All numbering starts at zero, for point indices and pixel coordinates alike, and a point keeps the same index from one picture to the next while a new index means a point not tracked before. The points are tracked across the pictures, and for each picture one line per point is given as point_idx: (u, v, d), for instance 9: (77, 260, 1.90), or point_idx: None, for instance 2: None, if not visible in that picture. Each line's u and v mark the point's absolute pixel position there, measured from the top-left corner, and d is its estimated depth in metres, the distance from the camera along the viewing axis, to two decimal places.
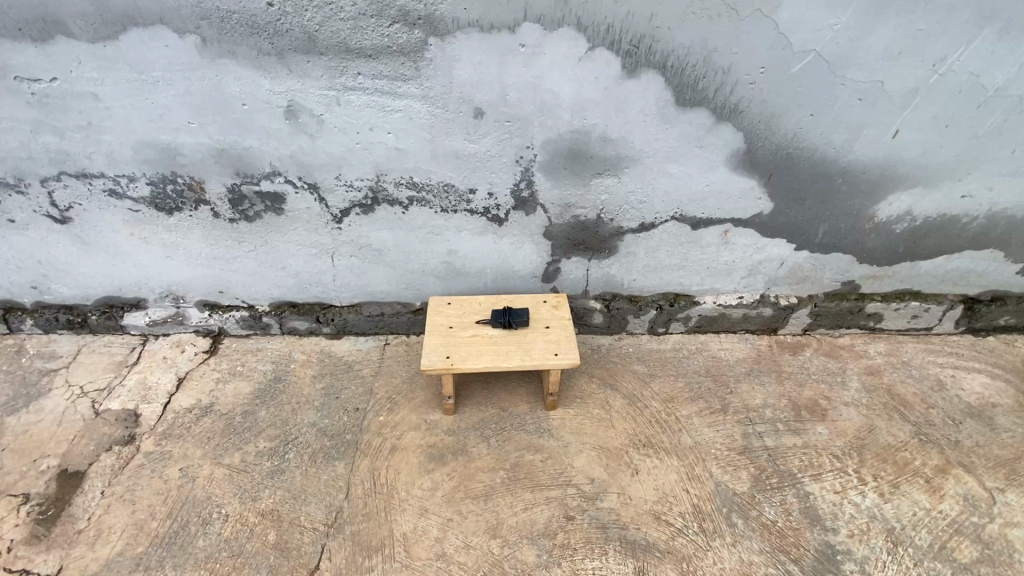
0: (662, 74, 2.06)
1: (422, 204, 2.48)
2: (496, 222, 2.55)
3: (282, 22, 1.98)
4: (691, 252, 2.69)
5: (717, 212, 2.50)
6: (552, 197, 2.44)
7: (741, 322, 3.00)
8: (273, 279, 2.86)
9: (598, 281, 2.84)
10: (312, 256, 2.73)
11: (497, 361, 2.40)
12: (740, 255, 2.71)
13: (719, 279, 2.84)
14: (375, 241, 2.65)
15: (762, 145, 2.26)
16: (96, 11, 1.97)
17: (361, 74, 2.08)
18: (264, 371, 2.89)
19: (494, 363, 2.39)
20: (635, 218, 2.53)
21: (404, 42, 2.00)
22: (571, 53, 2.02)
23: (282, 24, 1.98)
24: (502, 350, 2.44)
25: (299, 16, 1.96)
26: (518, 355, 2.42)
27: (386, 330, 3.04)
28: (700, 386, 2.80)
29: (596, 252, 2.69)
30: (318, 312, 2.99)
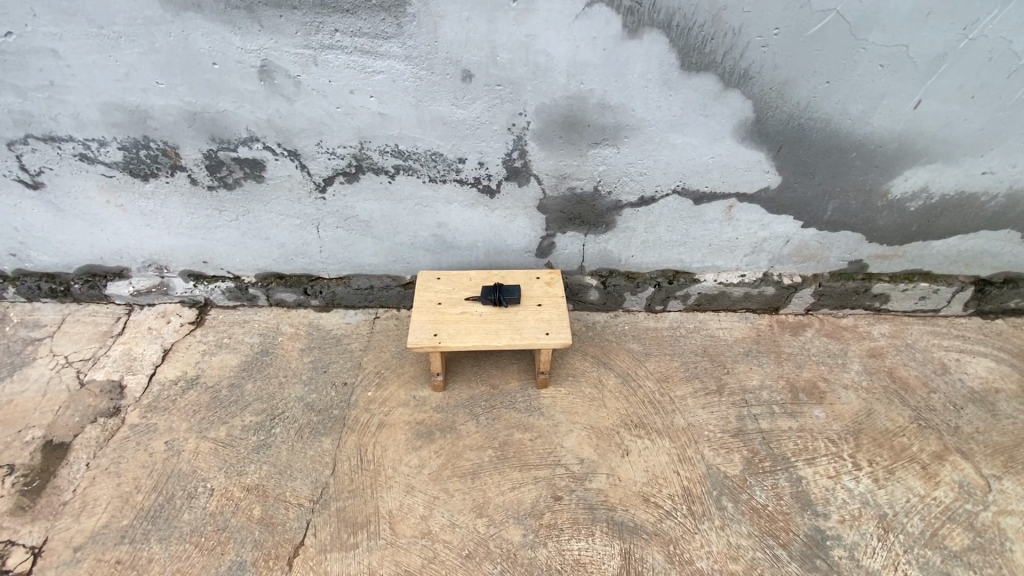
0: (666, 34, 1.88)
1: (410, 173, 2.35)
2: (488, 194, 2.42)
3: None
4: (693, 228, 2.57)
5: (721, 186, 2.36)
6: (546, 168, 2.31)
7: (742, 300, 2.90)
8: (257, 249, 2.76)
9: (594, 256, 2.74)
10: (297, 227, 2.62)
11: (485, 341, 2.33)
12: (743, 231, 2.59)
13: (720, 256, 2.72)
14: (361, 212, 2.53)
15: (773, 115, 2.10)
16: None
17: (337, 31, 1.92)
18: (251, 344, 2.83)
19: (481, 343, 2.32)
20: (634, 192, 2.40)
21: None
22: (567, 10, 1.84)
23: None
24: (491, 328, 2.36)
25: None
26: (507, 334, 2.35)
27: (375, 303, 2.96)
28: (696, 366, 2.74)
29: (592, 227, 2.57)
30: (305, 284, 2.91)
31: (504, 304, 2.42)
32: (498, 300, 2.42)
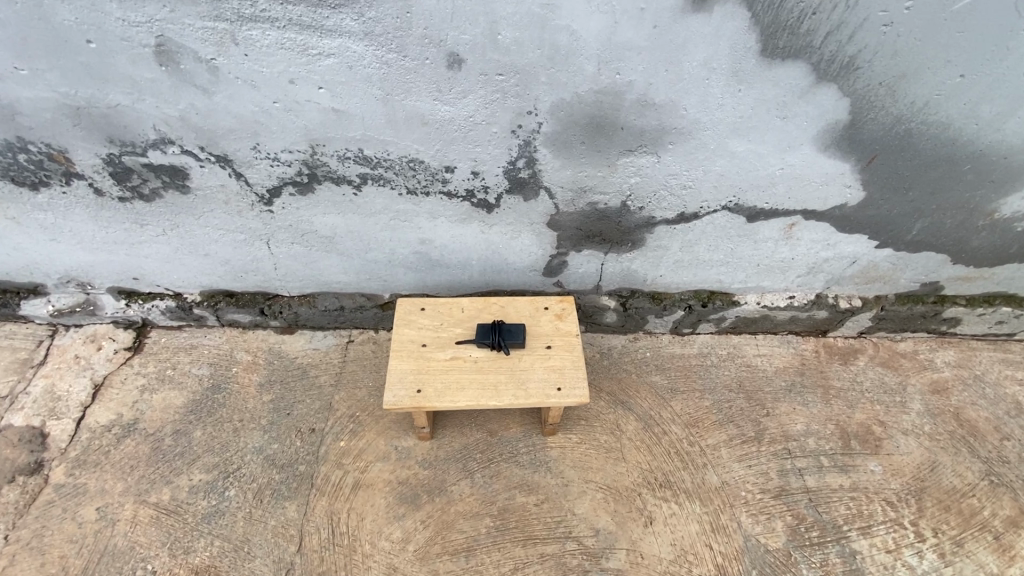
0: (748, 6, 1.28)
1: (381, 184, 1.78)
2: (484, 208, 1.87)
3: None
4: (740, 247, 2.05)
5: (786, 202, 1.83)
6: (561, 179, 1.75)
7: (785, 323, 2.44)
8: (197, 266, 2.23)
9: (614, 276, 2.23)
10: (242, 242, 2.08)
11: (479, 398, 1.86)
12: (802, 252, 2.08)
13: (768, 277, 2.23)
14: (322, 227, 1.98)
15: (873, 118, 1.54)
16: None
17: None
18: (199, 377, 2.37)
19: (474, 401, 1.85)
20: (673, 208, 1.86)
21: None
22: None
23: None
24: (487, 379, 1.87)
25: None
26: (507, 389, 1.87)
27: (348, 324, 2.48)
28: (731, 406, 2.31)
29: (615, 246, 2.05)
30: (262, 303, 2.41)
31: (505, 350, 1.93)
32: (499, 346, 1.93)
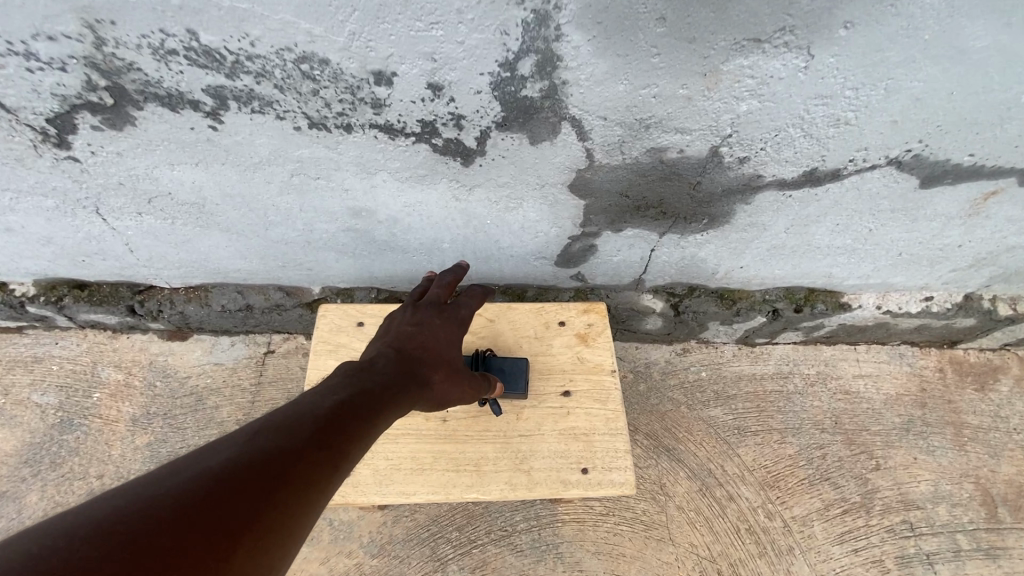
0: None
1: (255, 110, 0.92)
2: (455, 159, 1.02)
3: None
4: (886, 228, 1.24)
5: (1007, 152, 1.00)
6: (605, 103, 0.88)
7: (906, 333, 1.67)
8: (6, 247, 1.40)
9: (667, 268, 1.42)
10: (56, 212, 1.25)
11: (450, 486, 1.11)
12: (981, 235, 1.27)
13: (906, 270, 1.43)
14: (176, 189, 1.14)
15: None
16: None
17: None
18: (43, 409, 1.61)
19: (441, 492, 1.10)
20: (800, 161, 1.02)
21: None
22: None
23: None
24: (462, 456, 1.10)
25: None
26: (497, 473, 1.11)
27: (264, 328, 1.68)
28: (823, 456, 1.59)
29: (679, 225, 1.22)
30: (129, 299, 1.59)
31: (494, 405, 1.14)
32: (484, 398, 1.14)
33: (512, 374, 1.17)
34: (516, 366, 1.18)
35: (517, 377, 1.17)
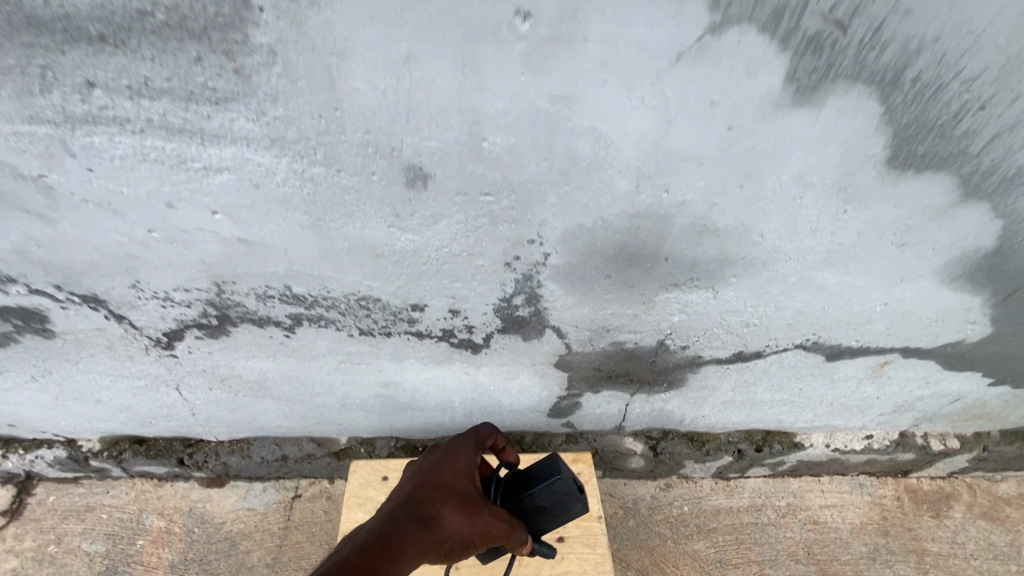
0: (883, 102, 0.78)
1: (322, 325, 1.26)
2: (466, 350, 1.35)
3: None
4: (813, 386, 1.54)
5: (883, 340, 1.32)
6: (576, 318, 1.23)
7: (859, 466, 1.89)
8: (89, 413, 1.68)
9: (642, 418, 1.70)
10: (143, 388, 1.54)
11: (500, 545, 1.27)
12: (892, 390, 1.56)
13: (841, 415, 1.70)
14: (247, 372, 1.45)
15: None
16: None
17: (93, 88, 0.77)
18: (91, 557, 1.78)
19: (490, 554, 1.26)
20: (729, 346, 1.34)
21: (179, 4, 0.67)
22: (655, 47, 0.71)
23: None
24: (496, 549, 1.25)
25: None
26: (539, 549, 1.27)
27: (293, 474, 1.90)
28: None
29: (645, 387, 1.52)
30: (180, 452, 1.83)
31: (549, 527, 1.22)
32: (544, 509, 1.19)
33: (566, 496, 1.18)
34: (570, 486, 1.17)
35: (574, 501, 1.18)
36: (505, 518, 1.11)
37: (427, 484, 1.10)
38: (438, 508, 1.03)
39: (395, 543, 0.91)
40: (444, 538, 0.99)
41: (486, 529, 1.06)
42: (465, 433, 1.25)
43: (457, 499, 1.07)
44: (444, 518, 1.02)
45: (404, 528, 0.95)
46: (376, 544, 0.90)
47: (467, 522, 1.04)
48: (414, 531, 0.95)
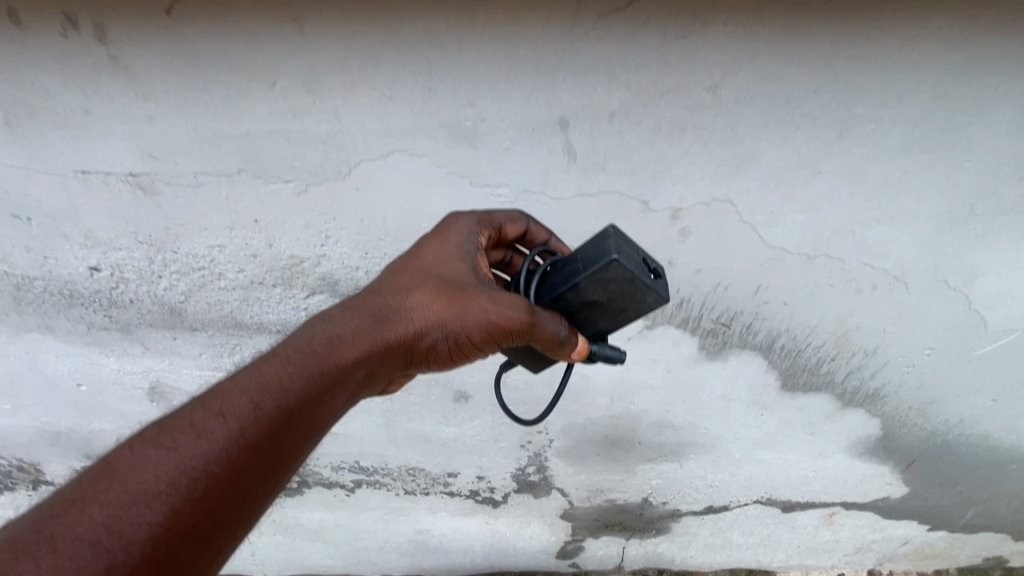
0: (765, 358, 1.20)
1: (377, 486, 1.61)
2: (488, 504, 1.68)
3: (121, 290, 1.10)
4: (778, 530, 1.82)
5: (823, 494, 1.65)
6: (575, 481, 1.58)
7: None
8: None
9: (638, 558, 1.96)
10: None
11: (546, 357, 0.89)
12: (847, 533, 1.84)
13: (811, 555, 1.95)
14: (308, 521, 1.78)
15: (905, 433, 1.41)
16: None
17: (265, 353, 1.22)
18: None
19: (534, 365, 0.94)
20: (700, 500, 1.66)
21: None
22: (615, 334, 1.15)
23: (122, 293, 1.10)
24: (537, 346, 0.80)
25: (149, 283, 1.08)
26: (596, 355, 0.86)
27: None
28: None
29: (636, 532, 1.80)
30: None
31: (611, 327, 0.84)
32: (584, 277, 0.77)
33: (623, 287, 0.77)
34: (632, 270, 0.75)
35: (641, 293, 0.77)
36: (515, 301, 0.75)
37: (380, 315, 0.73)
38: (393, 319, 0.74)
39: (270, 409, 0.62)
40: (392, 329, 0.73)
41: (481, 315, 0.75)
42: (464, 211, 0.85)
43: (433, 304, 0.75)
44: (409, 307, 0.75)
45: (317, 363, 0.66)
46: (269, 388, 0.63)
47: (442, 294, 0.76)
48: (349, 321, 0.71)
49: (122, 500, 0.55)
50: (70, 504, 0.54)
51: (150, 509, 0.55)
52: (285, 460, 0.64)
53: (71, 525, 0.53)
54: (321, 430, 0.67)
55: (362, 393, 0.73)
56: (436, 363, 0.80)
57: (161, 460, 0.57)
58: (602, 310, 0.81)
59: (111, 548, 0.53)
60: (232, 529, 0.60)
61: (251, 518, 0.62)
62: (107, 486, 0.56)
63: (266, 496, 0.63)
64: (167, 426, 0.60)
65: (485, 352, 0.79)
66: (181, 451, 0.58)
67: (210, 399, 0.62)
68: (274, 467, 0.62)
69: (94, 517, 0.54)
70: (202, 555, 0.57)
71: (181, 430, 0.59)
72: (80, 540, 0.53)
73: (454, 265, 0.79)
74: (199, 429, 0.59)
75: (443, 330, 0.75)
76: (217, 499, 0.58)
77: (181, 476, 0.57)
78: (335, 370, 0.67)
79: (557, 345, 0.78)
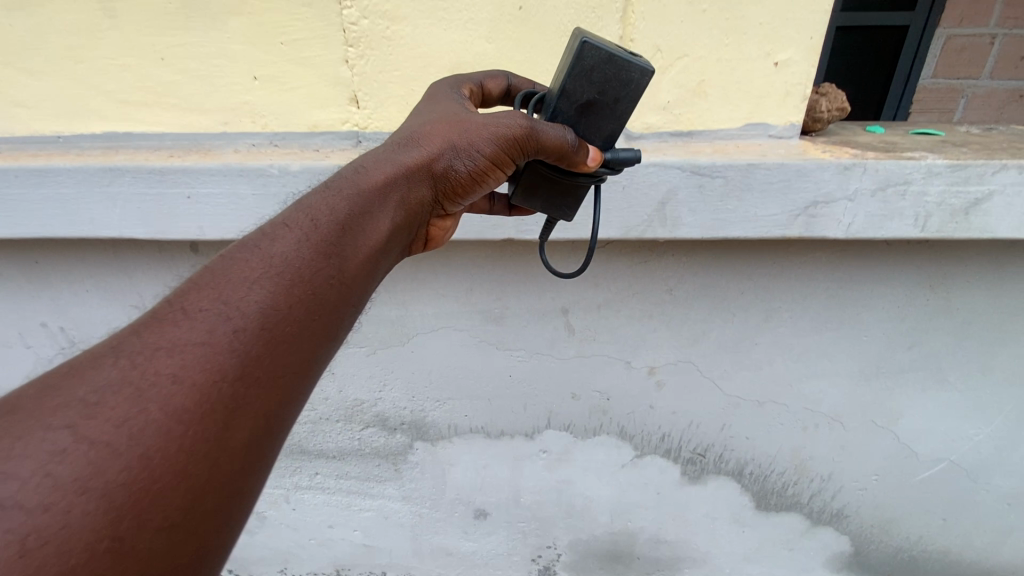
0: (738, 481, 1.43)
1: None
2: None
3: None
4: None
5: None
6: None
7: None
8: None
9: None
10: None
11: (565, 196, 0.70)
12: None
13: None
14: None
15: (874, 548, 1.54)
16: None
17: (321, 473, 1.48)
18: None
19: (562, 214, 0.72)
20: None
21: (380, 444, 1.41)
22: (611, 460, 1.40)
23: None
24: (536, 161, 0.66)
25: None
26: (611, 168, 0.66)
27: None
28: None
29: None
30: None
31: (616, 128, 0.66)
32: (573, 90, 0.63)
33: (607, 68, 0.61)
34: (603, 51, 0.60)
35: (623, 70, 0.61)
36: (509, 111, 0.63)
37: (392, 154, 0.62)
38: (406, 151, 0.62)
39: (281, 279, 0.49)
40: (414, 170, 0.62)
41: (483, 128, 0.62)
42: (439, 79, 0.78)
43: (445, 135, 0.63)
44: (407, 138, 0.64)
45: (333, 220, 0.54)
46: (301, 217, 0.54)
47: (457, 136, 0.63)
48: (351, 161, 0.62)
49: (112, 387, 0.42)
50: (38, 399, 0.42)
51: (148, 411, 0.41)
52: (309, 324, 0.50)
53: (60, 401, 0.41)
54: (347, 281, 0.53)
55: (394, 234, 0.60)
56: (459, 199, 0.68)
57: (153, 347, 0.44)
58: (600, 121, 0.65)
59: (114, 445, 0.40)
60: (264, 432, 0.46)
61: (285, 406, 0.47)
62: (79, 377, 0.43)
63: (301, 382, 0.48)
64: (153, 316, 0.46)
65: (504, 171, 0.66)
66: (176, 344, 0.44)
67: (196, 288, 0.48)
68: (319, 322, 0.51)
69: (77, 424, 0.40)
70: (210, 457, 0.42)
71: (166, 322, 0.45)
72: (65, 430, 0.40)
73: (458, 113, 0.65)
74: (201, 304, 0.46)
75: (465, 152, 0.63)
76: (239, 368, 0.45)
77: (186, 349, 0.44)
78: (360, 197, 0.57)
79: (567, 152, 0.62)
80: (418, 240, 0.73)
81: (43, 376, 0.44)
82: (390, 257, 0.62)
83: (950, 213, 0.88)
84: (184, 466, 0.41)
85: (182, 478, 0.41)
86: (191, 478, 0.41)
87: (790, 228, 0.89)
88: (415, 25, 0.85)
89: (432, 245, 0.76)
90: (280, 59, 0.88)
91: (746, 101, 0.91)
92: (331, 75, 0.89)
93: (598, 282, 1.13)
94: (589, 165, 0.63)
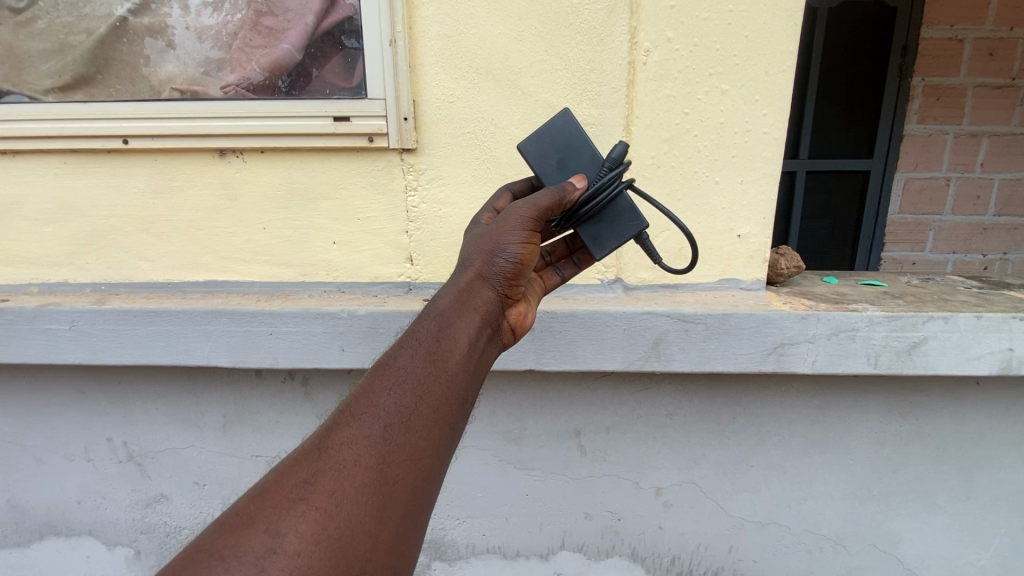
0: None
1: None
2: None
3: None
4: None
5: None
6: None
7: None
8: None
9: None
10: None
11: (621, 217, 0.81)
12: None
13: None
14: None
15: None
16: (12, 518, 1.46)
17: None
18: None
19: (637, 224, 0.80)
20: None
21: None
22: None
23: None
24: (565, 216, 0.78)
25: None
26: (614, 167, 0.79)
27: None
28: None
29: None
30: None
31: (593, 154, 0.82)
32: (544, 170, 0.83)
33: (548, 139, 0.83)
34: (535, 141, 0.83)
35: (557, 130, 0.83)
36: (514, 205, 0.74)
37: (452, 278, 0.71)
38: (460, 272, 0.72)
39: (401, 393, 0.60)
40: (477, 282, 0.71)
41: (506, 228, 0.72)
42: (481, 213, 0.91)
43: (481, 248, 0.71)
44: (461, 258, 0.73)
45: (431, 335, 0.64)
46: (407, 338, 0.64)
47: (492, 244, 0.71)
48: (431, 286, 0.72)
49: (299, 500, 0.54)
50: (237, 528, 0.52)
51: (329, 514, 0.53)
52: (431, 423, 0.60)
53: (254, 522, 0.52)
54: (457, 381, 0.63)
55: (480, 336, 0.69)
56: (518, 286, 0.74)
57: (319, 467, 0.56)
58: (577, 161, 0.82)
59: (311, 545, 0.52)
60: (411, 518, 0.57)
61: (422, 494, 0.58)
62: (263, 505, 0.54)
63: (431, 471, 0.59)
64: (312, 443, 0.58)
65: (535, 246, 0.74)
66: (337, 460, 0.56)
67: (341, 416, 0.59)
68: (438, 414, 0.61)
69: (281, 534, 0.52)
70: (376, 545, 0.54)
71: (325, 445, 0.57)
72: (274, 539, 0.51)
73: (486, 229, 0.74)
74: (348, 426, 0.58)
75: (498, 251, 0.71)
76: (384, 470, 0.56)
77: (347, 461, 0.56)
78: (445, 311, 0.67)
79: (564, 207, 0.75)
80: (508, 331, 0.77)
81: (238, 501, 0.55)
82: (487, 352, 0.70)
83: (895, 354, 1.07)
84: (360, 555, 0.53)
85: (361, 564, 0.53)
86: (366, 562, 0.53)
87: (764, 364, 1.08)
88: (460, 208, 1.11)
89: (524, 332, 0.78)
90: (356, 230, 1.14)
91: (719, 262, 1.15)
92: (393, 241, 1.14)
93: (606, 407, 1.28)
94: (581, 184, 0.76)
